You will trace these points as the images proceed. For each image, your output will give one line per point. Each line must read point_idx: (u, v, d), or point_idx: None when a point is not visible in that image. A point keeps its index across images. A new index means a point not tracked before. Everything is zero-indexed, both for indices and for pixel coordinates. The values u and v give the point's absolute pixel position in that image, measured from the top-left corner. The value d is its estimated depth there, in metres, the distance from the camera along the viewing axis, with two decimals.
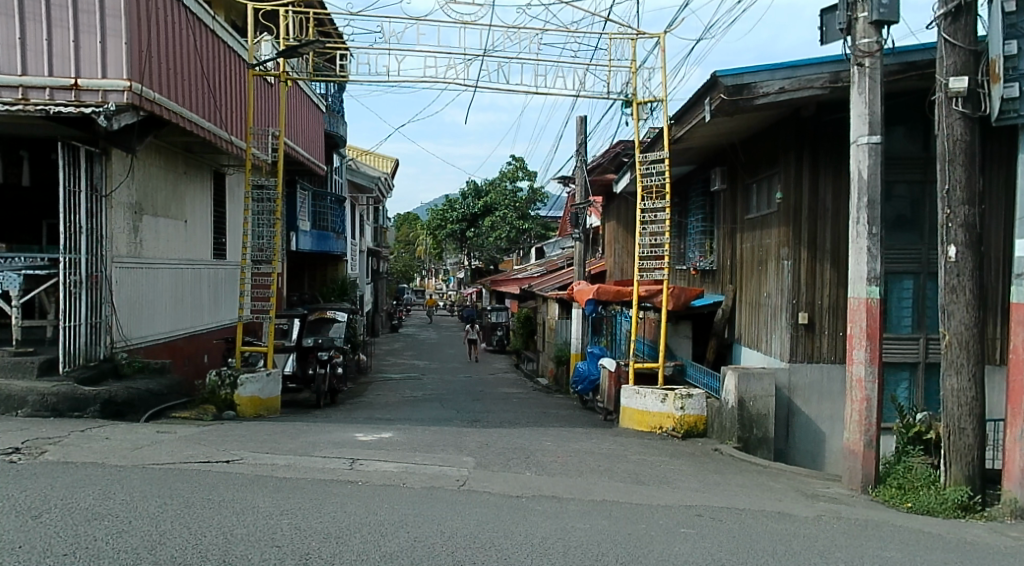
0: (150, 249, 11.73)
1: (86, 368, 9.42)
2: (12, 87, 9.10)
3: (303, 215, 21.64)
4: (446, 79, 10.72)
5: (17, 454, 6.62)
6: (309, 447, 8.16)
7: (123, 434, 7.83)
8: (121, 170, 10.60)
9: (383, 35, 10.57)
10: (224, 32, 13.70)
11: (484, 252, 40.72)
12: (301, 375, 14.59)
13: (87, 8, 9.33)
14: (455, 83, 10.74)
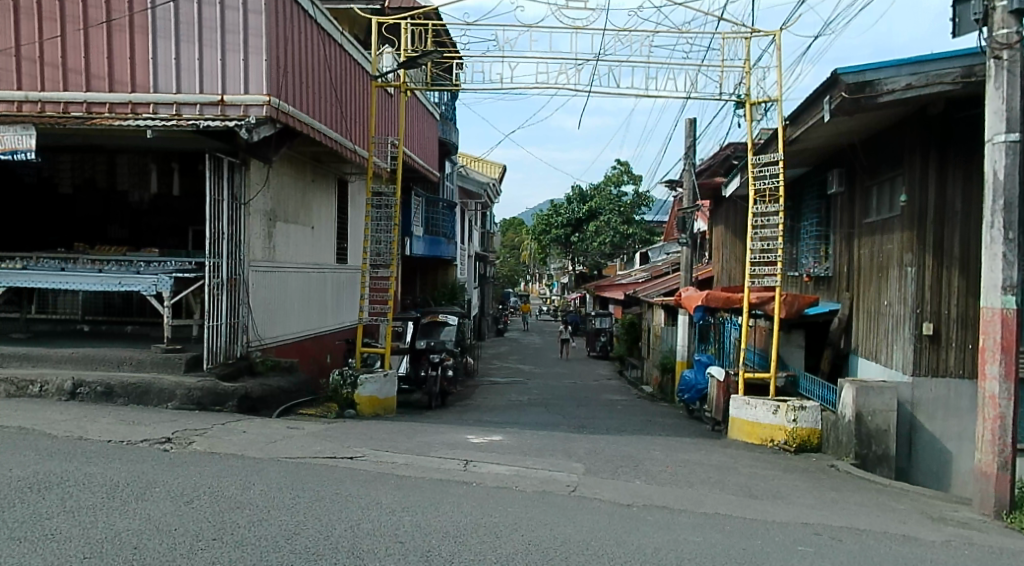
0: (281, 254, 12.44)
1: (225, 366, 10.09)
2: (168, 103, 9.88)
3: (417, 220, 22.33)
4: (557, 84, 10.91)
5: (169, 443, 7.19)
6: (423, 447, 8.48)
7: (258, 428, 8.37)
8: (258, 180, 11.32)
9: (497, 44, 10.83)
10: (349, 46, 14.40)
11: (589, 258, 40.70)
12: (413, 377, 15.20)
13: (233, 28, 10.04)
14: (566, 87, 10.81)
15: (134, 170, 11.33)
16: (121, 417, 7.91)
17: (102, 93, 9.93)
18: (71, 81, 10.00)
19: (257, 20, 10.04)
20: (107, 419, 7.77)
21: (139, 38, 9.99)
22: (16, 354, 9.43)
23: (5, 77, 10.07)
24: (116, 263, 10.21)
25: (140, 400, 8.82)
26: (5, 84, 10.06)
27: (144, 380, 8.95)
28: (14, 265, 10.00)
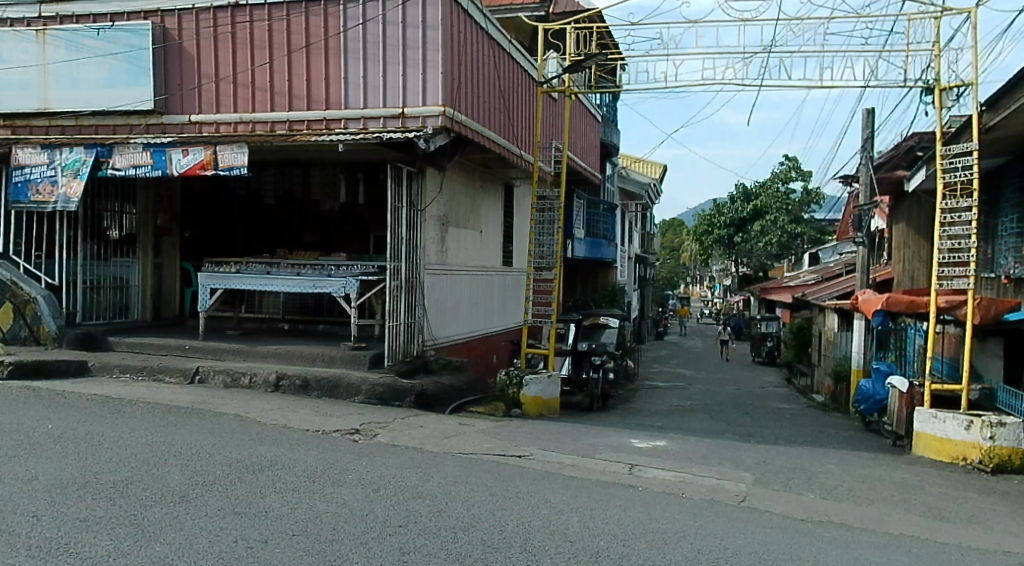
0: (453, 257, 12.98)
1: (403, 363, 10.70)
2: (356, 118, 10.67)
3: (578, 223, 22.51)
4: (723, 79, 10.74)
5: (357, 434, 7.75)
6: (589, 448, 8.61)
7: (434, 423, 8.82)
8: (434, 188, 11.91)
9: (663, 42, 10.86)
10: (517, 53, 14.78)
11: (753, 259, 39.28)
12: (575, 380, 15.29)
13: (413, 44, 10.60)
14: (733, 82, 10.70)
15: (326, 181, 12.58)
16: (316, 409, 8.61)
17: (303, 111, 10.85)
18: (277, 103, 10.99)
19: (434, 35, 10.54)
20: (305, 410, 8.49)
21: (333, 59, 10.81)
22: (229, 348, 10.51)
23: (224, 102, 11.20)
24: (311, 266, 11.07)
25: (331, 393, 9.55)
26: (224, 108, 11.20)
27: (335, 374, 9.68)
28: (230, 269, 11.15)
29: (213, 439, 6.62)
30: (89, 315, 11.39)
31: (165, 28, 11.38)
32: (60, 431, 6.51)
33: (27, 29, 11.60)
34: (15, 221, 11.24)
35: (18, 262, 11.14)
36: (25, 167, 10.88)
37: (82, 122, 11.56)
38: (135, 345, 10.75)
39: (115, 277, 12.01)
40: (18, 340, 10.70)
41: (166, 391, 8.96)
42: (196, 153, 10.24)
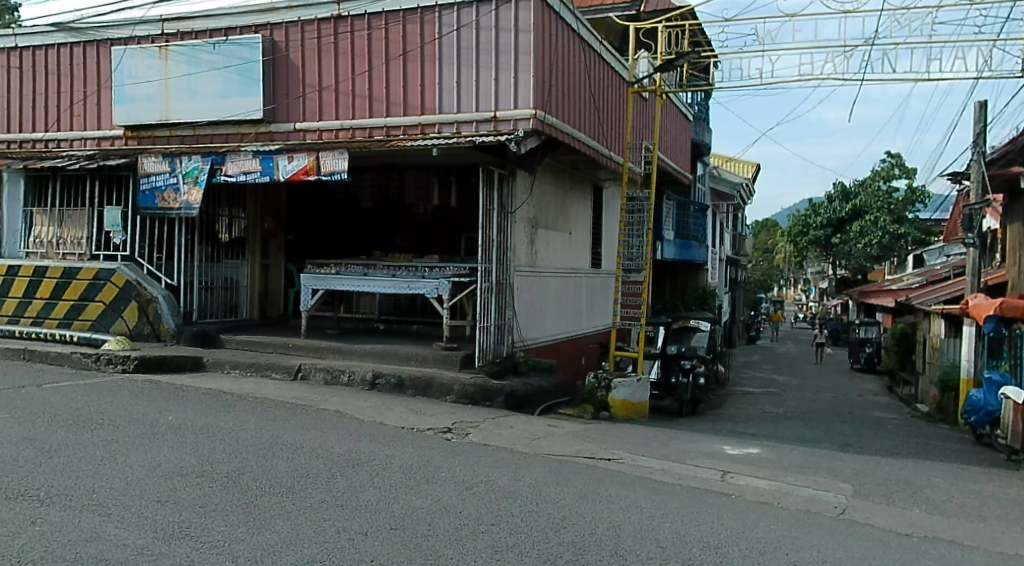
0: (542, 260, 13.07)
1: (493, 364, 10.83)
2: (450, 123, 10.90)
3: (668, 224, 22.23)
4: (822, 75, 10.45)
5: (451, 433, 7.92)
6: (680, 454, 8.52)
7: (524, 424, 8.91)
8: (524, 190, 12.02)
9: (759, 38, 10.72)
10: (608, 54, 14.74)
11: (852, 260, 37.81)
12: (663, 384, 15.16)
13: (505, 48, 10.72)
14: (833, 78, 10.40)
15: (421, 186, 12.73)
16: (411, 407, 8.84)
17: (400, 118, 11.17)
18: (376, 109, 11.35)
19: (526, 39, 10.63)
20: (400, 408, 8.73)
21: (429, 66, 11.07)
22: (330, 347, 10.92)
23: (326, 110, 11.65)
24: (406, 268, 11.40)
25: (425, 392, 9.77)
26: (326, 115, 11.64)
27: (428, 374, 9.90)
28: (331, 270, 11.58)
29: (316, 434, 6.91)
30: (203, 313, 12.06)
31: (273, 40, 11.92)
32: (177, 422, 6.93)
33: (152, 46, 12.40)
34: (141, 226, 12.02)
35: (142, 263, 11.85)
36: (151, 175, 11.60)
37: (200, 132, 12.28)
38: (244, 344, 11.27)
39: (227, 279, 12.61)
40: (142, 336, 11.29)
41: (271, 387, 9.39)
42: (300, 159, 10.70)
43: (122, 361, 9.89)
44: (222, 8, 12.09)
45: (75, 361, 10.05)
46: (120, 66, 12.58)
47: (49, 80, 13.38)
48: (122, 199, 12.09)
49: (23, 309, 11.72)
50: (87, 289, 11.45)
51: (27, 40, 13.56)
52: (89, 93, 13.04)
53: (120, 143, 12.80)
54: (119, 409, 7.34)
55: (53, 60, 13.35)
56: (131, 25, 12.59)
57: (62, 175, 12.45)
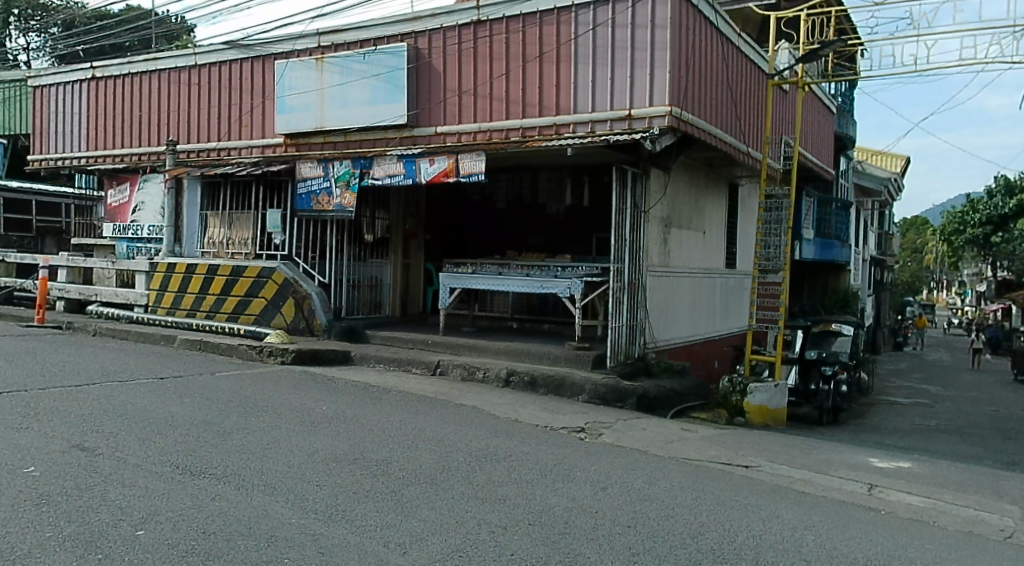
0: (675, 260, 12.88)
1: (625, 364, 10.81)
2: (584, 122, 10.99)
3: (808, 222, 21.33)
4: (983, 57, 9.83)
5: (584, 433, 8.00)
6: (822, 464, 8.23)
7: (657, 427, 8.85)
8: (658, 189, 11.90)
9: (912, 21, 10.32)
10: (747, 47, 14.36)
11: (1017, 261, 34.73)
12: (802, 391, 14.65)
13: (641, 45, 10.67)
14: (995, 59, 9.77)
15: (553, 183, 13.06)
16: (544, 405, 8.99)
17: (536, 119, 11.35)
18: (512, 111, 11.58)
19: (663, 34, 10.52)
20: (534, 406, 8.90)
21: (564, 66, 11.19)
22: (466, 344, 11.28)
23: (465, 113, 12.00)
24: (539, 268, 11.59)
25: (557, 391, 9.88)
26: (465, 118, 12.00)
27: (560, 373, 10.01)
28: (467, 269, 11.92)
29: (455, 428, 7.18)
30: (351, 310, 12.80)
31: (417, 48, 12.41)
32: (331, 412, 7.39)
33: (309, 59, 13.26)
34: (298, 227, 12.87)
35: (299, 262, 12.67)
36: (308, 179, 12.36)
37: (350, 138, 12.98)
38: (388, 339, 11.80)
39: (372, 277, 13.27)
40: (297, 330, 12.01)
41: (411, 381, 9.81)
42: (440, 161, 11.06)
43: (281, 352, 10.59)
44: (371, 19, 12.73)
45: (242, 352, 10.83)
46: (282, 79, 13.53)
47: (220, 93, 14.55)
48: (282, 203, 12.99)
49: (198, 304, 12.73)
50: (251, 286, 12.25)
51: (203, 58, 14.79)
52: (255, 104, 14.09)
53: (281, 150, 13.73)
54: (279, 398, 7.91)
55: (224, 75, 14.51)
56: (292, 40, 13.54)
57: (232, 181, 13.61)
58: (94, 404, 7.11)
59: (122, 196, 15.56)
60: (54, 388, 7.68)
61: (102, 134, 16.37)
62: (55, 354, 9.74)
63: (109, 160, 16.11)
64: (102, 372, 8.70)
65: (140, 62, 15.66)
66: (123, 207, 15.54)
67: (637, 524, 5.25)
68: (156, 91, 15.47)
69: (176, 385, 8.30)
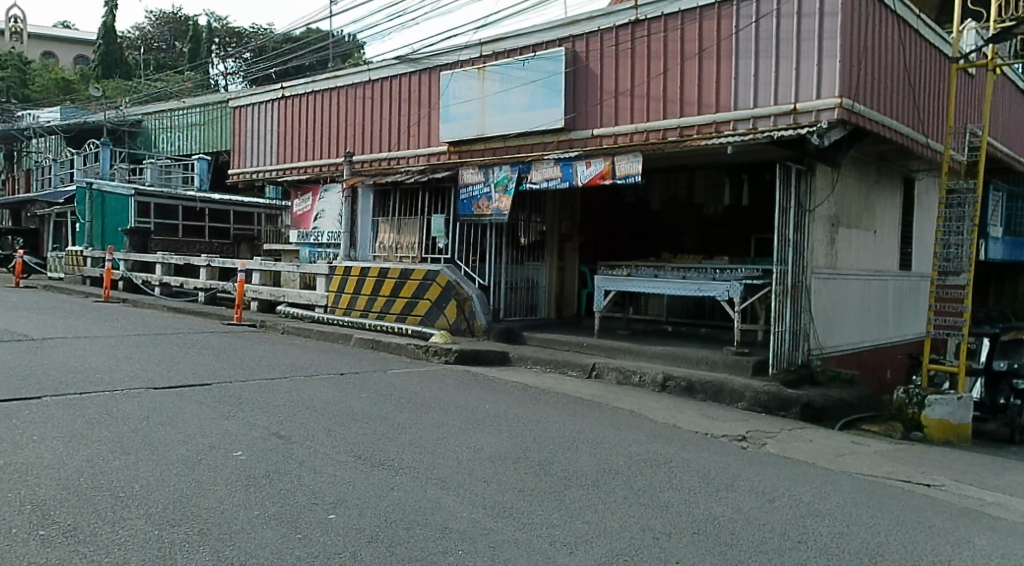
0: (843, 261, 12.22)
1: (788, 372, 10.37)
2: (746, 119, 10.65)
3: (995, 218, 19.52)
4: None
5: (746, 442, 7.76)
6: (1018, 487, 7.52)
7: (826, 439, 8.43)
8: (825, 187, 11.33)
9: None
10: (928, 31, 13.33)
11: None
12: (989, 405, 13.46)
13: (808, 35, 10.17)
14: None
15: (710, 184, 12.79)
16: (703, 411, 8.82)
17: (695, 117, 11.13)
18: (670, 110, 11.44)
19: (833, 22, 9.97)
20: (692, 412, 8.75)
21: (725, 61, 10.90)
22: (622, 347, 11.25)
23: (623, 115, 11.97)
24: (696, 271, 11.37)
25: (716, 397, 9.63)
26: (622, 119, 11.97)
27: (720, 379, 9.74)
28: (622, 272, 11.87)
29: (615, 432, 7.18)
30: (508, 312, 13.12)
31: (575, 51, 12.52)
32: (495, 411, 7.61)
33: (472, 68, 13.73)
34: (461, 231, 13.35)
35: (461, 265, 13.16)
36: (469, 185, 12.77)
37: (509, 143, 13.26)
38: (545, 341, 11.98)
39: (528, 280, 13.51)
40: (459, 332, 12.45)
41: (569, 383, 9.90)
42: (597, 164, 11.07)
43: (445, 351, 11.05)
44: (530, 26, 12.96)
45: (410, 351, 11.37)
46: (447, 89, 14.09)
47: (390, 105, 15.38)
48: (445, 208, 13.53)
49: (370, 305, 13.45)
50: (418, 288, 12.81)
51: (377, 74, 15.69)
52: (422, 114, 14.74)
53: (445, 157, 14.28)
54: (447, 396, 8.23)
55: (395, 88, 15.33)
56: (456, 51, 14.06)
57: (400, 189, 14.32)
58: (286, 396, 7.73)
59: (305, 205, 16.87)
60: (250, 380, 8.41)
61: (287, 148, 17.71)
62: (249, 348, 10.67)
63: (294, 173, 17.39)
64: (290, 367, 9.43)
65: (322, 80, 16.84)
66: (306, 216, 16.82)
67: (809, 538, 5.03)
68: (334, 107, 16.55)
69: (353, 380, 8.84)
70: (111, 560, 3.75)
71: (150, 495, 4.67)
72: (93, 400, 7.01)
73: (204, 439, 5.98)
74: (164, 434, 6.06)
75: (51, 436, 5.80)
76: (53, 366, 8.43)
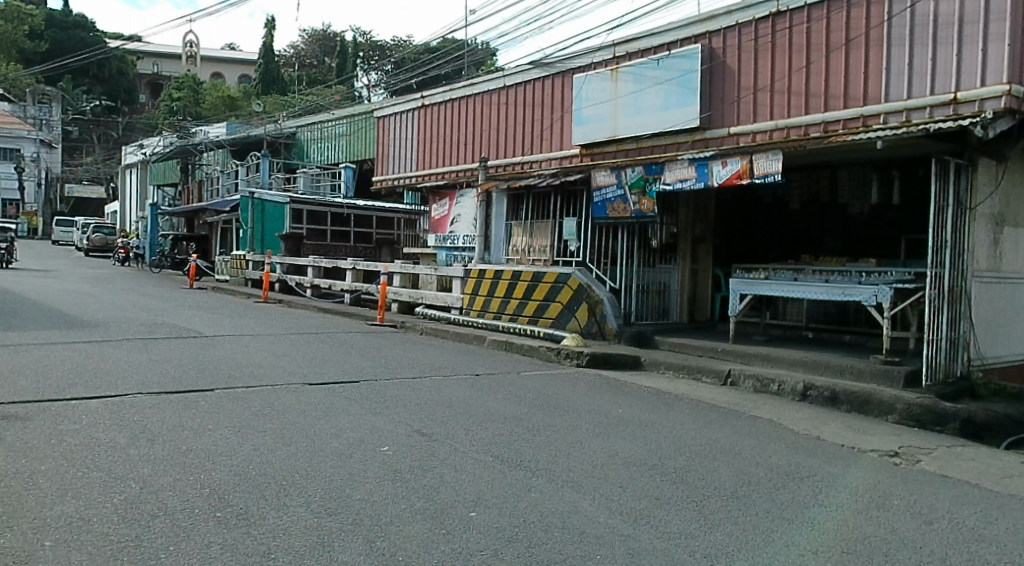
0: (1010, 264, 11.27)
1: (945, 384, 9.71)
2: (898, 111, 10.10)
3: None
4: None
5: (898, 458, 7.35)
6: None
7: (989, 458, 7.83)
8: (988, 182, 10.54)
9: None
10: None
11: None
12: None
13: (972, 18, 9.48)
14: None
15: (856, 182, 12.27)
16: (849, 424, 8.43)
17: (840, 111, 10.69)
18: (813, 105, 11.04)
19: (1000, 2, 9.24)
20: (836, 423, 8.39)
21: (875, 51, 10.39)
22: (760, 354, 10.91)
23: (762, 112, 11.65)
24: (840, 275, 10.91)
25: (863, 409, 9.17)
26: (761, 116, 11.66)
27: (867, 390, 9.27)
28: (759, 276, 11.52)
29: (755, 442, 7.00)
30: (640, 315, 13.06)
31: (711, 48, 12.30)
32: (630, 417, 7.59)
33: (605, 70, 13.74)
34: (593, 235, 13.41)
35: (592, 268, 13.23)
36: (603, 188, 12.75)
37: (643, 144, 13.17)
38: (677, 346, 11.82)
39: (660, 283, 13.40)
40: (590, 334, 12.53)
41: (704, 390, 9.72)
42: (734, 163, 10.83)
43: (577, 355, 11.15)
44: (666, 24, 12.83)
45: (542, 353, 11.54)
46: (580, 91, 14.15)
47: (524, 110, 15.63)
48: (578, 212, 13.63)
49: (503, 307, 13.70)
50: (549, 291, 12.98)
51: (511, 79, 15.97)
52: (555, 118, 14.90)
53: (577, 160, 14.37)
54: (583, 400, 8.29)
55: (529, 93, 15.57)
56: (590, 54, 14.15)
57: (534, 193, 14.55)
58: (429, 395, 8.05)
59: (443, 210, 17.24)
60: (396, 379, 8.81)
61: (426, 155, 18.35)
62: (392, 348, 11.17)
63: (433, 178, 17.99)
64: (431, 367, 9.78)
65: (458, 88, 17.33)
66: (443, 219, 17.27)
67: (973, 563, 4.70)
68: (471, 113, 17.00)
69: (490, 381, 9.06)
70: (277, 544, 4.04)
71: (309, 485, 5.00)
72: (258, 393, 7.58)
73: (355, 433, 6.33)
74: (320, 427, 6.47)
75: (223, 425, 6.32)
76: (223, 361, 9.19)
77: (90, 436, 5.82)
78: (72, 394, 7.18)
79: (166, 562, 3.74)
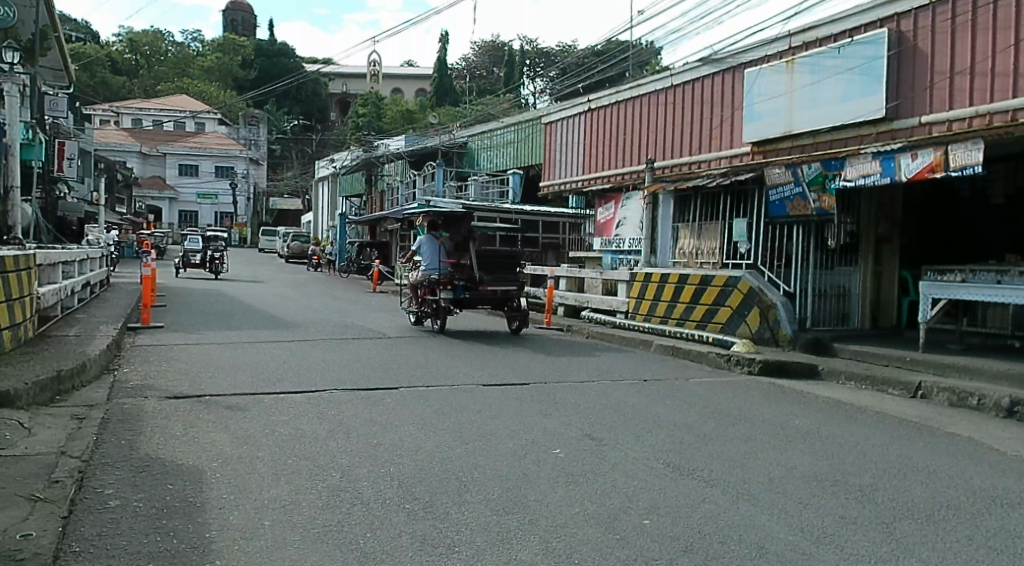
0: None
1: None
2: None
3: None
4: None
5: None
6: None
7: None
8: None
9: None
10: None
11: None
12: None
13: None
14: None
15: None
16: None
17: None
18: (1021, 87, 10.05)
19: None
20: None
21: None
22: (955, 365, 10.08)
23: (959, 97, 10.81)
24: None
25: None
26: (958, 103, 10.81)
27: None
28: (954, 278, 10.68)
29: (951, 462, 6.52)
30: (818, 321, 12.42)
31: (899, 31, 11.58)
32: (810, 429, 7.30)
33: (780, 63, 13.30)
34: (765, 236, 13.01)
35: (765, 271, 12.78)
36: (779, 186, 12.26)
37: (820, 139, 12.64)
38: (860, 353, 11.19)
39: (841, 287, 12.63)
40: (763, 340, 12.03)
41: (891, 403, 9.15)
42: (925, 156, 10.12)
43: (749, 363, 10.87)
44: (847, 9, 12.22)
45: (711, 359, 11.38)
46: (752, 87, 13.77)
47: (692, 108, 15.41)
48: (749, 211, 13.29)
49: (670, 311, 13.58)
50: (718, 295, 12.68)
51: (678, 78, 15.77)
52: (725, 116, 14.56)
53: (749, 159, 13.99)
54: (757, 410, 8.07)
55: (697, 91, 15.32)
56: (763, 47, 13.69)
57: (702, 194, 14.36)
58: (599, 399, 8.15)
59: (609, 213, 17.33)
60: (566, 383, 8.97)
61: (592, 159, 18.49)
62: (563, 352, 11.38)
63: (600, 182, 18.08)
64: (601, 372, 9.88)
65: (624, 90, 17.34)
66: (609, 223, 17.32)
67: None
68: (637, 114, 16.95)
69: (660, 387, 9.03)
70: (460, 538, 4.29)
71: (487, 483, 5.24)
72: (436, 392, 8.01)
73: (529, 435, 6.55)
74: (497, 427, 6.73)
75: (408, 422, 6.74)
76: (404, 361, 9.77)
77: (296, 428, 6.41)
78: (279, 388, 7.93)
79: (363, 547, 4.07)
